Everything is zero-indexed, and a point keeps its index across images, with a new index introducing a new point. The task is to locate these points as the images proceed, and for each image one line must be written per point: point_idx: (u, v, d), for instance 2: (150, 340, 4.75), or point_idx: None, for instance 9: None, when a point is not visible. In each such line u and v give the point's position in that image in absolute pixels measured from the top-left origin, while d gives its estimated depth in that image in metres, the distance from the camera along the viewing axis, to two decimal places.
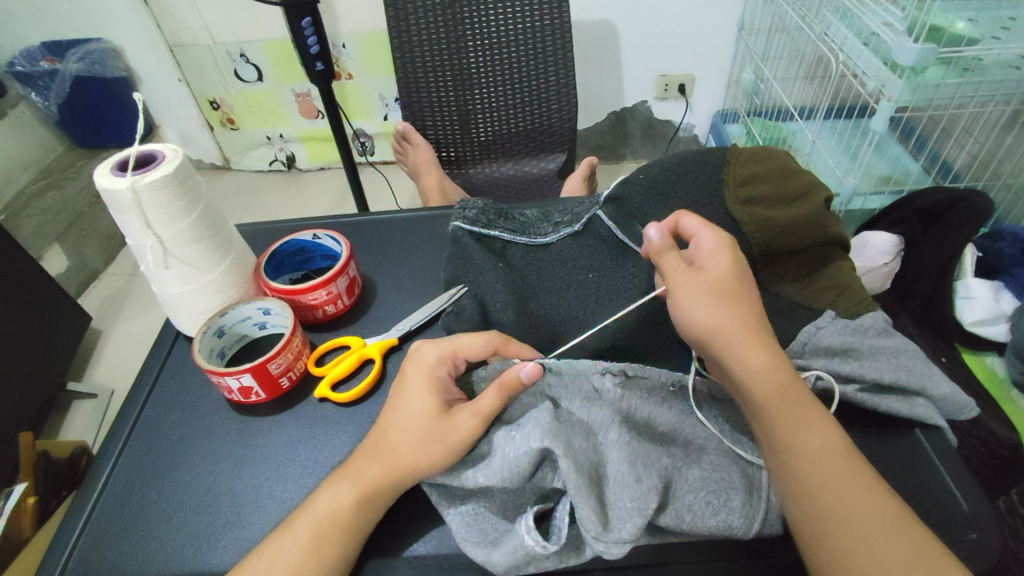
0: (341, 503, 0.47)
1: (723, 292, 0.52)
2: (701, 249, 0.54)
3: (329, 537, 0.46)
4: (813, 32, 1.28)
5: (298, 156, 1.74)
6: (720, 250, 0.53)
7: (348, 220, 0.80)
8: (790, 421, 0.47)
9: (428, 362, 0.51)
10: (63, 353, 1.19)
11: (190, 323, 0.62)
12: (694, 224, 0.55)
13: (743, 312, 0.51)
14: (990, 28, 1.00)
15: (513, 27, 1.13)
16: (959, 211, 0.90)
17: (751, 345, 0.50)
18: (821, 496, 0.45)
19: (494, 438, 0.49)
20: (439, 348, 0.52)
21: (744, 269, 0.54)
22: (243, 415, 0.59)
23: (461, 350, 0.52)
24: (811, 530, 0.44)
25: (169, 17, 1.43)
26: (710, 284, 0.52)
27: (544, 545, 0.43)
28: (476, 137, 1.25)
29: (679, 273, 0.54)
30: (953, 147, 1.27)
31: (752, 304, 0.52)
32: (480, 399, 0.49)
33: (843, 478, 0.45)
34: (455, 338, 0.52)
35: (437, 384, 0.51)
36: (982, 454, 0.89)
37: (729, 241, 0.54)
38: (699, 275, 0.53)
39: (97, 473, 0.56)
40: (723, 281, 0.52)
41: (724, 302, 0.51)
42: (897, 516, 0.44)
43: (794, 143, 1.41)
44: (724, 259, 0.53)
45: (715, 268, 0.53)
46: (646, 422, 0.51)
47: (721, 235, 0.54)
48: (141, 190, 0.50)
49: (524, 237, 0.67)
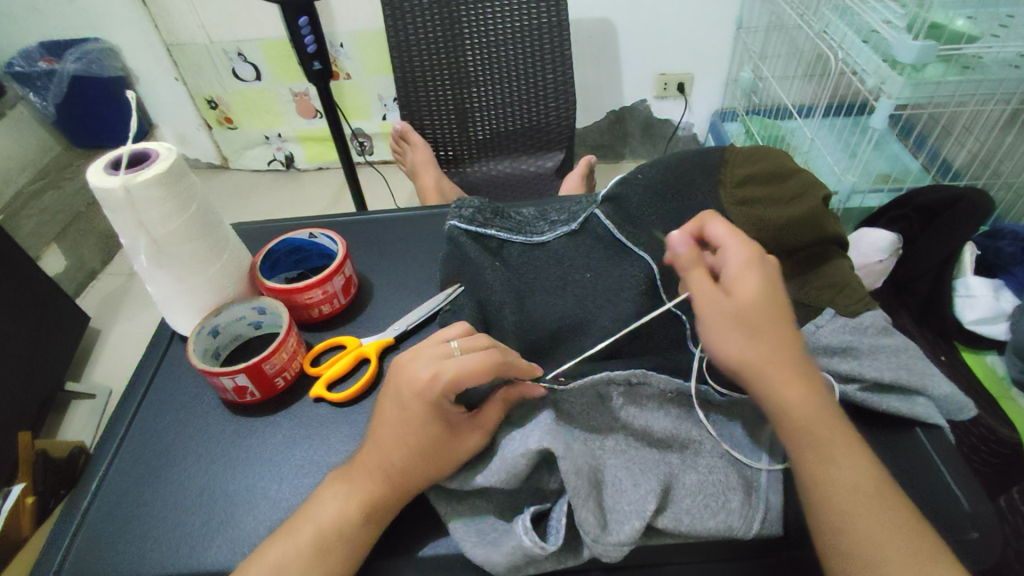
0: (349, 516, 0.46)
1: (751, 328, 0.49)
2: (727, 265, 0.51)
3: (334, 546, 0.45)
4: (813, 30, 1.28)
5: (296, 155, 1.74)
6: (748, 270, 0.50)
7: (344, 220, 0.79)
8: (824, 443, 0.46)
9: (427, 394, 0.46)
10: (63, 353, 1.19)
11: (185, 322, 0.61)
12: (720, 231, 0.53)
13: (776, 341, 0.49)
14: (990, 25, 1.00)
15: (510, 26, 1.13)
16: (960, 209, 0.90)
17: (784, 372, 0.48)
18: (847, 507, 0.44)
19: (505, 440, 0.48)
20: (436, 383, 0.46)
21: (774, 276, 0.51)
22: (238, 414, 0.58)
23: (459, 381, 0.46)
24: (830, 536, 0.44)
25: (166, 17, 1.43)
26: (740, 315, 0.49)
27: (542, 545, 0.43)
28: (474, 136, 1.24)
29: (708, 295, 0.50)
30: (953, 145, 1.28)
31: (787, 321, 0.50)
32: (485, 415, 0.49)
33: (839, 477, 0.45)
34: (455, 368, 0.46)
35: (439, 414, 0.47)
36: (982, 452, 0.89)
37: (753, 249, 0.51)
38: (730, 303, 0.50)
39: (92, 474, 0.55)
40: (756, 307, 0.49)
41: (754, 334, 0.49)
42: (891, 516, 0.44)
43: (793, 141, 1.41)
44: (752, 280, 0.50)
45: (744, 293, 0.49)
46: (642, 430, 0.50)
47: (745, 246, 0.52)
48: (134, 189, 0.50)
49: (521, 236, 0.66)
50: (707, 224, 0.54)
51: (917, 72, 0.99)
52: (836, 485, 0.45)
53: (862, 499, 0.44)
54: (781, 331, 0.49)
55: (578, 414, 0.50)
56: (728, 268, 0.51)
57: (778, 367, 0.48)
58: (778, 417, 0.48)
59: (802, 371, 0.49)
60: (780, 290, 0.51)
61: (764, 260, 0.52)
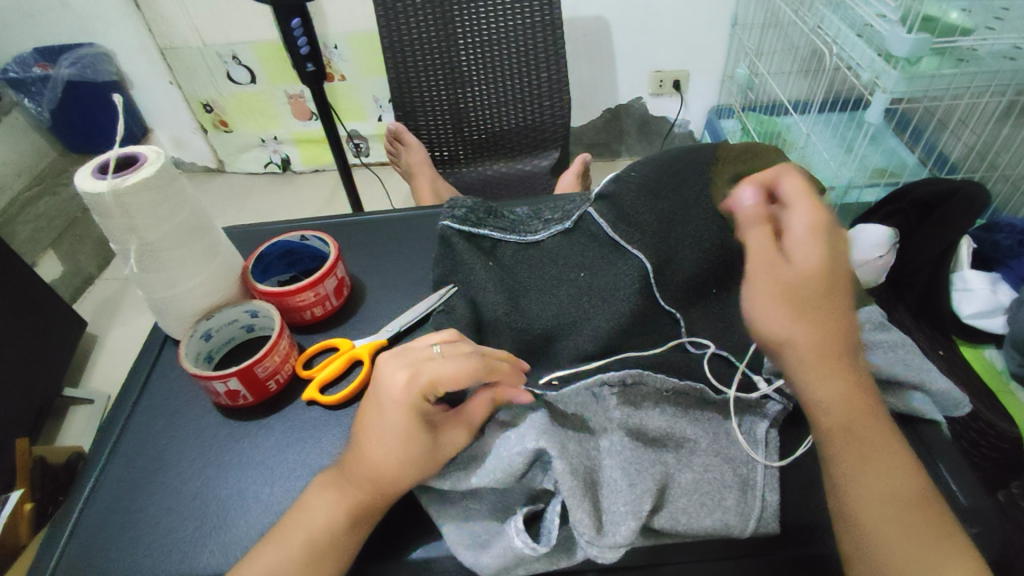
0: (336, 523, 0.46)
1: (802, 307, 0.45)
2: (791, 229, 0.46)
3: (322, 553, 0.45)
4: (808, 25, 1.27)
5: (292, 158, 1.73)
6: (811, 240, 0.45)
7: (337, 222, 0.79)
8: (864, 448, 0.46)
9: (407, 398, 0.47)
10: (61, 359, 1.19)
11: (177, 326, 0.61)
12: (794, 189, 0.47)
13: (826, 328, 0.45)
14: (984, 17, 1.00)
15: (503, 24, 1.13)
16: (955, 202, 0.90)
17: (823, 364, 0.45)
18: (880, 512, 0.44)
19: (490, 435, 0.49)
20: (416, 385, 0.47)
21: (841, 256, 0.46)
22: (230, 418, 0.58)
23: (439, 384, 0.47)
24: (866, 540, 0.43)
25: (160, 21, 1.43)
26: (791, 288, 0.45)
27: (533, 547, 0.43)
28: (469, 135, 1.24)
29: (761, 262, 0.47)
30: (949, 138, 1.28)
31: (842, 308, 0.46)
32: (470, 415, 0.49)
33: (869, 475, 0.45)
34: (435, 371, 0.47)
35: (423, 419, 0.47)
36: (983, 447, 0.87)
37: (824, 218, 0.46)
38: (785, 273, 0.45)
39: (85, 480, 0.55)
40: (813, 284, 0.44)
41: (801, 315, 0.45)
42: (899, 511, 0.44)
43: (789, 136, 1.40)
44: (813, 249, 0.45)
45: (804, 266, 0.45)
46: (637, 428, 0.48)
47: (815, 208, 0.46)
48: (122, 194, 0.50)
49: (514, 235, 0.66)
50: (781, 177, 0.49)
51: (912, 65, 0.98)
52: (859, 476, 0.45)
53: (891, 501, 0.44)
54: (832, 319, 0.45)
55: (572, 414, 0.50)
56: (790, 234, 0.46)
57: (816, 358, 0.45)
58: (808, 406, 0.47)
59: (842, 368, 0.46)
60: (846, 272, 0.46)
61: (836, 232, 0.47)
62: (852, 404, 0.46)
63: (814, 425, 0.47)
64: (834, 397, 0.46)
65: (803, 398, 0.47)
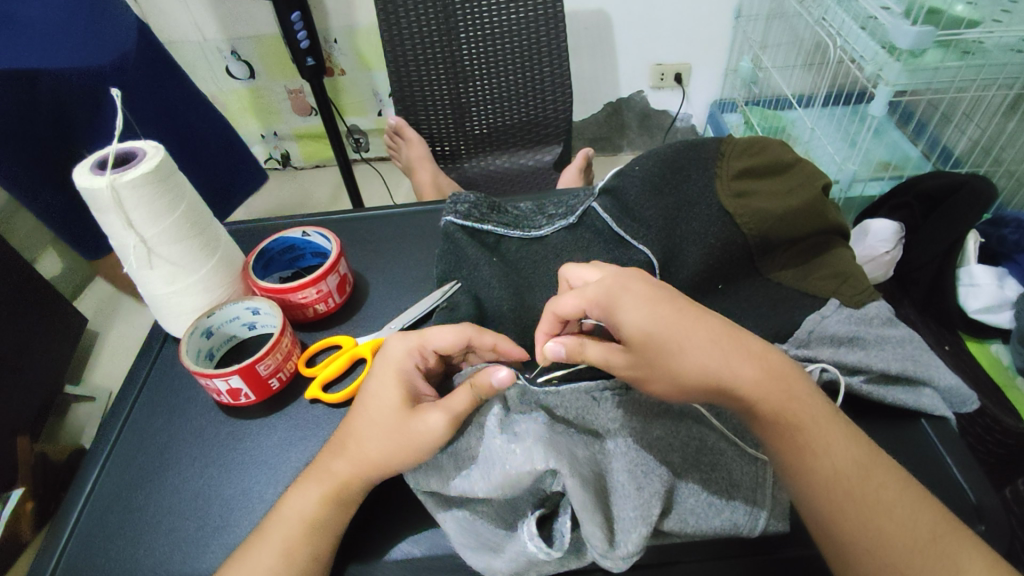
0: (313, 505, 0.46)
1: (672, 356, 0.44)
2: (614, 317, 0.47)
3: (300, 542, 0.45)
4: (812, 16, 1.26)
5: (293, 154, 1.73)
6: (630, 307, 0.46)
7: (337, 217, 0.78)
8: (864, 472, 0.43)
9: (398, 357, 0.50)
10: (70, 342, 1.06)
11: (179, 324, 0.60)
12: (570, 301, 0.49)
13: (697, 350, 0.44)
14: (990, 10, 0.96)
15: (505, 18, 1.11)
16: (962, 196, 0.89)
17: (728, 361, 0.44)
18: (883, 534, 0.41)
19: (487, 429, 0.47)
20: (407, 342, 0.51)
21: (645, 291, 0.47)
22: (233, 416, 0.57)
23: (428, 342, 0.51)
24: (869, 559, 0.41)
25: (158, 16, 1.41)
26: (650, 352, 0.45)
27: (547, 551, 0.43)
28: (471, 130, 1.23)
29: (639, 359, 0.45)
30: (953, 132, 1.26)
31: (691, 319, 0.45)
32: (453, 399, 0.47)
33: (882, 493, 0.42)
34: (427, 331, 0.51)
35: (406, 383, 0.49)
36: (988, 443, 0.88)
37: (601, 286, 0.48)
38: (633, 352, 0.45)
39: (86, 477, 0.55)
40: (653, 336, 0.45)
41: (707, 356, 0.44)
42: (922, 510, 0.42)
43: (793, 131, 1.40)
44: (642, 315, 0.45)
45: (632, 335, 0.45)
46: (645, 429, 0.48)
47: (603, 285, 0.48)
48: (121, 188, 0.49)
49: (518, 230, 0.66)
50: (556, 307, 0.50)
51: (914, 58, 0.98)
52: (873, 492, 0.42)
53: (910, 500, 0.42)
54: (694, 334, 0.44)
55: (574, 419, 0.49)
56: (615, 318, 0.47)
57: (750, 375, 0.44)
58: (805, 468, 0.43)
59: (762, 364, 0.44)
60: (664, 296, 0.46)
61: (617, 276, 0.48)
62: (784, 385, 0.44)
63: (816, 473, 0.43)
64: (772, 390, 0.44)
65: (809, 446, 0.43)
